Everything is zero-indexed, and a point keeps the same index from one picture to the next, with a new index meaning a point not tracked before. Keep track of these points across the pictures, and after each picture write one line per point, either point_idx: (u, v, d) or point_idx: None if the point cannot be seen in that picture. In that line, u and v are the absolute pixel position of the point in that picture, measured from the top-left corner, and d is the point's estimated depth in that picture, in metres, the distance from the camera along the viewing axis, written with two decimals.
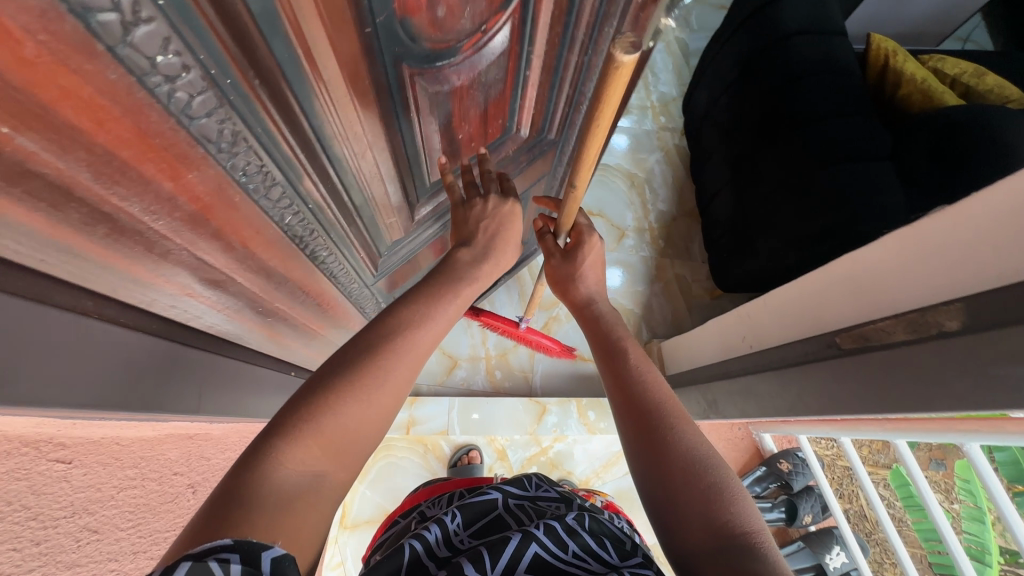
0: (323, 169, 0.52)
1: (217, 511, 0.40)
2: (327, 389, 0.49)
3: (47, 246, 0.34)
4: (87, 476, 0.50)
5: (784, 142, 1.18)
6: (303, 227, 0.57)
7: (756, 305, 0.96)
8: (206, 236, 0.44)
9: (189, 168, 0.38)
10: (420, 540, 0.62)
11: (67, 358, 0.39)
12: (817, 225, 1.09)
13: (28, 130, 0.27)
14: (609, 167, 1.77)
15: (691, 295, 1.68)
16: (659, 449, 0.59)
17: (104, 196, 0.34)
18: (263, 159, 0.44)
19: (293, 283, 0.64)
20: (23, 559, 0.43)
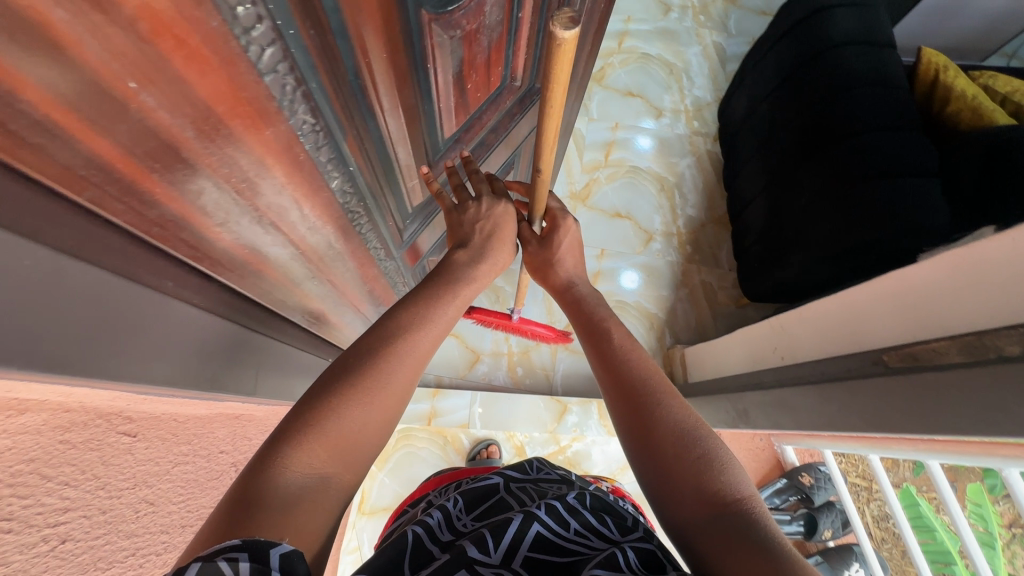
0: (361, 127, 0.50)
1: (235, 514, 0.41)
2: (326, 393, 0.50)
3: (154, 213, 0.36)
4: (148, 450, 0.52)
5: (825, 155, 1.17)
6: (343, 193, 0.55)
7: (793, 318, 0.95)
8: (273, 200, 0.45)
9: (268, 125, 0.39)
10: (421, 526, 0.58)
11: (153, 333, 0.41)
12: (855, 239, 1.08)
13: (147, 79, 0.28)
14: (639, 169, 1.76)
15: (716, 302, 1.67)
16: (648, 426, 0.60)
17: (200, 153, 0.35)
18: (316, 117, 0.43)
19: (343, 251, 0.65)
20: (90, 526, 0.45)
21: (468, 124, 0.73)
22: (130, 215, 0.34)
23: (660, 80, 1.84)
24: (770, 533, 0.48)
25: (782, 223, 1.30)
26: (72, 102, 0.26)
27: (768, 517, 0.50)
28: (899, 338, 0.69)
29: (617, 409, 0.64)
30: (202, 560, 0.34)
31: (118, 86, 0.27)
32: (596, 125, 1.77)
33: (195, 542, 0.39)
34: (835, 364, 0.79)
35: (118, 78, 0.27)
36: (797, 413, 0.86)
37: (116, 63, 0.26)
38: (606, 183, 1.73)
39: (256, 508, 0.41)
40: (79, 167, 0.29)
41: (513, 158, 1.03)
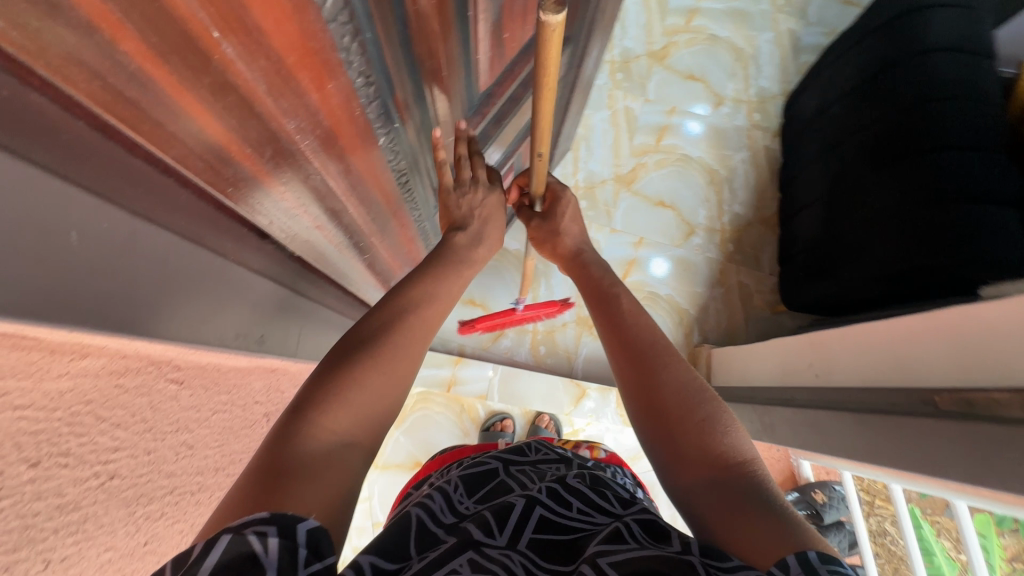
0: (408, 79, 0.47)
1: (266, 480, 0.41)
2: (339, 367, 0.51)
3: (230, 172, 0.34)
4: (191, 397, 0.53)
5: (899, 165, 1.10)
6: (390, 149, 0.53)
7: (835, 335, 0.91)
8: (333, 158, 0.43)
9: (331, 79, 0.36)
10: (422, 507, 0.56)
11: (203, 296, 0.40)
12: (921, 263, 1.03)
13: (229, 34, 0.26)
14: (690, 159, 1.70)
15: (751, 304, 1.64)
16: (653, 392, 0.60)
17: (273, 112, 0.33)
18: (369, 70, 0.40)
19: (385, 215, 0.64)
20: (135, 465, 0.47)
21: (502, 77, 0.68)
22: (207, 173, 0.33)
23: (725, 66, 1.74)
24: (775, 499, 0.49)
25: (837, 232, 1.26)
26: (162, 54, 0.24)
27: (772, 483, 0.52)
28: (954, 381, 0.65)
29: (623, 375, 0.64)
30: (232, 533, 0.36)
31: (204, 37, 0.25)
32: (652, 107, 1.69)
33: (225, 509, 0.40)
34: (880, 397, 0.75)
35: (204, 27, 0.25)
36: (828, 437, 0.84)
37: (203, 12, 0.24)
38: (654, 169, 1.68)
39: (286, 477, 0.42)
40: (163, 123, 0.28)
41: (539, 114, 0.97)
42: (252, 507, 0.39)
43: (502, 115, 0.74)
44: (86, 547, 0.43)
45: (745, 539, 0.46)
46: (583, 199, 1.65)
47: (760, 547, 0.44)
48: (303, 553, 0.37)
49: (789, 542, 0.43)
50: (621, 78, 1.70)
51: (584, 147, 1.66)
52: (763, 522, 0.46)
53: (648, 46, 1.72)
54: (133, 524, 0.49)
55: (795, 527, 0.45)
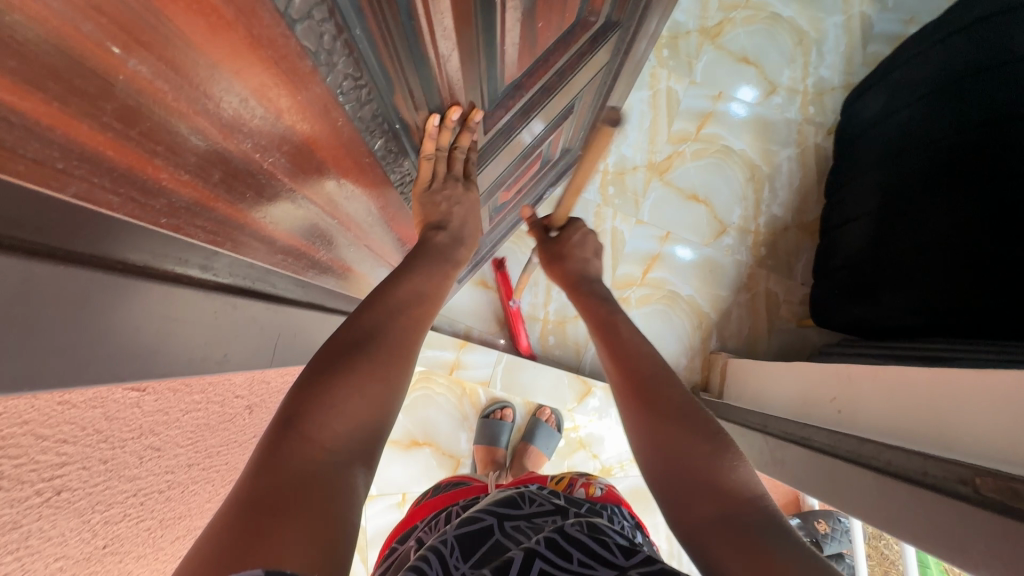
0: (412, 78, 0.40)
1: (253, 512, 0.35)
2: (325, 374, 0.43)
3: (163, 203, 0.28)
4: (157, 402, 0.50)
5: (969, 187, 0.99)
6: (387, 157, 0.47)
7: (867, 375, 0.87)
8: (309, 172, 0.37)
9: (299, 88, 0.30)
10: (418, 572, 0.52)
11: (170, 327, 0.35)
12: (971, 303, 0.96)
13: (141, 50, 0.20)
14: (731, 151, 1.57)
15: (777, 315, 1.55)
16: (661, 433, 0.55)
17: (219, 131, 0.27)
18: (360, 71, 0.34)
19: (384, 218, 0.58)
20: (90, 476, 0.44)
21: (533, 67, 0.58)
22: (131, 208, 0.27)
23: (784, 49, 1.58)
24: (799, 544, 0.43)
25: (887, 254, 1.16)
26: (40, 85, 0.18)
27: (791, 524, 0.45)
28: (978, 456, 0.62)
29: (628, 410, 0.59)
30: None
31: (98, 53, 0.19)
32: (697, 90, 1.56)
33: (202, 553, 0.32)
34: (911, 460, 0.69)
35: (97, 44, 0.18)
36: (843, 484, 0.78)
37: (94, 27, 0.18)
38: (690, 160, 1.56)
39: (273, 512, 0.35)
40: (56, 160, 0.21)
41: (575, 101, 0.84)
42: (227, 550, 0.32)
43: (531, 107, 0.65)
44: (31, 562, 0.40)
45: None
46: (611, 185, 1.54)
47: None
48: None
49: None
50: (667, 55, 1.55)
51: (618, 128, 1.54)
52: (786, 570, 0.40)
53: (701, 21, 1.56)
54: (89, 530, 0.46)
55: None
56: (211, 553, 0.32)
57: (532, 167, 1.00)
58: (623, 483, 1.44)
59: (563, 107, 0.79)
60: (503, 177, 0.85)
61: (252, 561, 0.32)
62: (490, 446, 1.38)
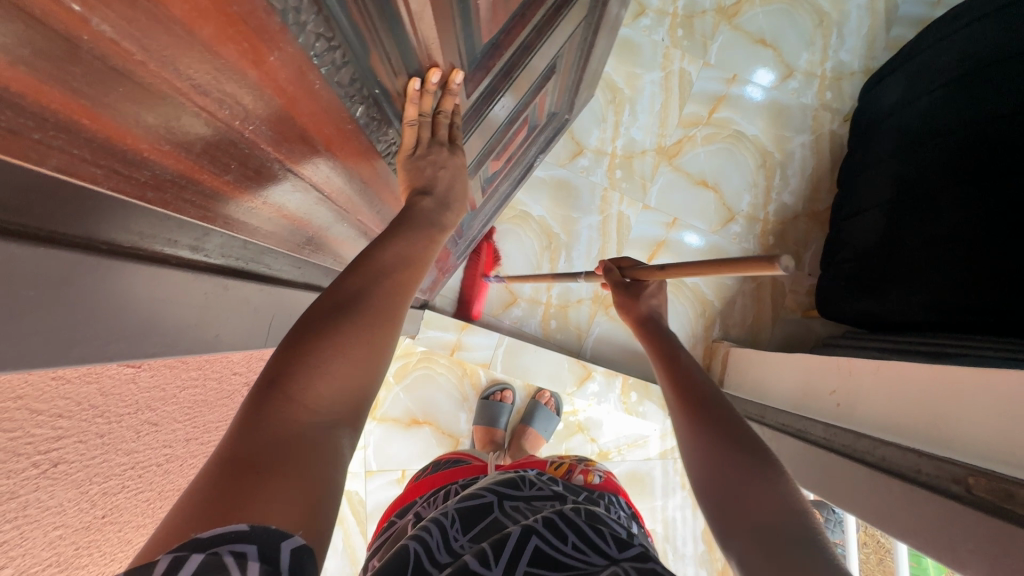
0: (387, 37, 0.39)
1: (237, 469, 0.35)
2: (312, 336, 0.43)
3: (146, 174, 0.28)
4: (152, 377, 0.52)
5: (987, 179, 0.97)
6: (370, 125, 0.46)
7: (868, 369, 0.86)
8: (292, 141, 0.36)
9: (270, 49, 0.29)
10: (419, 541, 0.55)
11: (157, 306, 0.36)
12: (976, 299, 0.95)
13: (102, 8, 0.19)
14: (743, 136, 1.54)
15: (783, 306, 1.54)
16: (708, 448, 0.57)
17: (194, 98, 0.27)
18: (332, 31, 0.33)
19: (373, 192, 0.57)
20: (87, 449, 0.45)
21: (510, 23, 0.59)
22: (114, 180, 0.27)
23: (804, 31, 1.53)
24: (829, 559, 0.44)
25: (899, 247, 1.14)
26: (5, 51, 0.18)
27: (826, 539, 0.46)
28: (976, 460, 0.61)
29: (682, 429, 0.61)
30: (204, 551, 0.30)
31: (57, 12, 0.18)
32: (710, 72, 1.52)
33: (180, 504, 0.33)
34: (905, 456, 0.71)
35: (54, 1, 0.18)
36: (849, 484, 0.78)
37: None
38: (700, 144, 1.53)
39: (255, 471, 0.35)
40: (31, 130, 0.21)
41: (558, 60, 0.84)
42: (209, 506, 0.33)
43: (512, 68, 0.65)
44: (29, 530, 0.40)
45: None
46: (619, 168, 1.52)
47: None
48: None
49: None
50: (681, 35, 1.51)
51: (627, 110, 1.51)
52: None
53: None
54: (88, 501, 0.47)
55: None
56: (192, 507, 0.33)
57: (520, 133, 0.99)
58: (620, 467, 1.45)
59: (544, 67, 0.79)
60: (491, 145, 0.84)
61: (234, 520, 0.32)
62: (489, 426, 1.40)
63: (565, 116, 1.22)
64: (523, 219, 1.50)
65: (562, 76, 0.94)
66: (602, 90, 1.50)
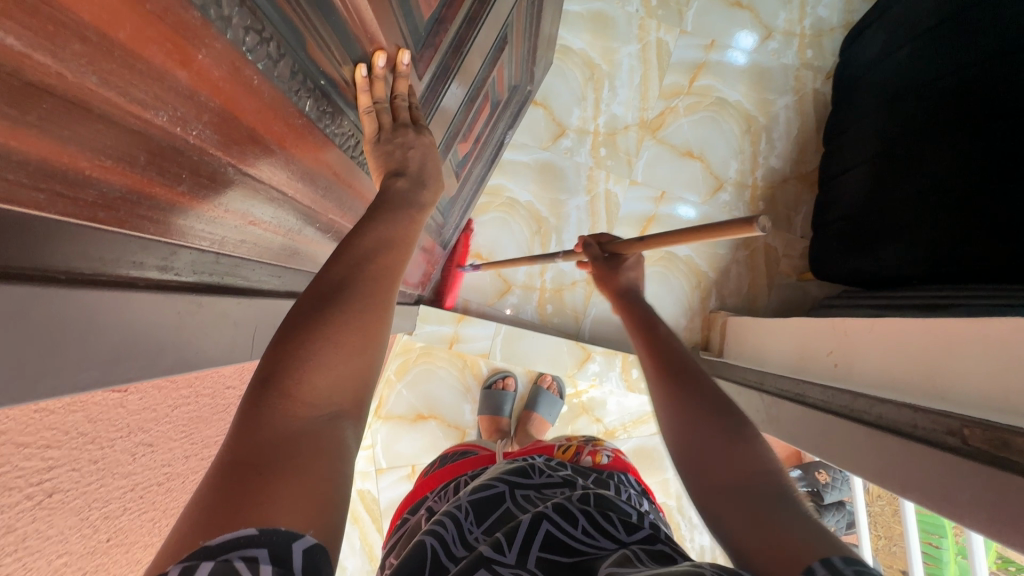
0: (322, 24, 0.39)
1: (235, 475, 0.35)
2: (299, 329, 0.42)
3: (93, 193, 0.29)
4: (142, 400, 0.51)
5: (973, 125, 0.96)
6: (323, 118, 0.46)
7: (864, 327, 0.87)
8: (238, 141, 0.36)
9: (197, 47, 0.28)
10: (435, 537, 0.56)
11: (133, 329, 0.36)
12: (963, 247, 0.96)
13: (8, 22, 0.19)
14: (726, 103, 1.52)
15: (777, 269, 1.53)
16: (680, 408, 0.58)
17: (125, 108, 0.26)
18: (262, 23, 0.32)
19: (339, 188, 0.57)
20: (82, 476, 0.45)
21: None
22: (57, 202, 0.27)
23: None
24: (798, 507, 0.46)
25: (886, 202, 1.14)
26: None
27: (799, 494, 0.48)
28: (976, 411, 0.61)
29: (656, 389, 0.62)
30: (213, 558, 0.30)
31: None
32: (688, 40, 1.50)
33: (184, 514, 0.33)
34: (901, 413, 0.71)
35: None
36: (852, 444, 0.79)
37: None
38: (683, 114, 1.51)
39: (258, 472, 0.35)
40: None
41: (507, 31, 0.86)
42: (212, 513, 0.33)
43: (461, 43, 0.67)
44: (31, 561, 0.41)
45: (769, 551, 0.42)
46: (603, 147, 1.50)
47: (781, 564, 0.41)
48: None
49: (816, 538, 0.41)
50: (656, 4, 1.49)
51: (606, 85, 1.49)
52: (788, 533, 0.42)
53: None
54: (90, 526, 0.47)
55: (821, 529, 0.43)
56: (198, 513, 0.33)
57: (483, 112, 0.99)
58: (627, 444, 1.46)
59: (492, 42, 0.80)
60: (456, 127, 0.85)
61: (240, 523, 0.32)
62: (494, 415, 1.41)
63: (527, 87, 1.24)
64: (511, 205, 1.49)
65: (514, 48, 0.96)
66: (579, 68, 1.48)
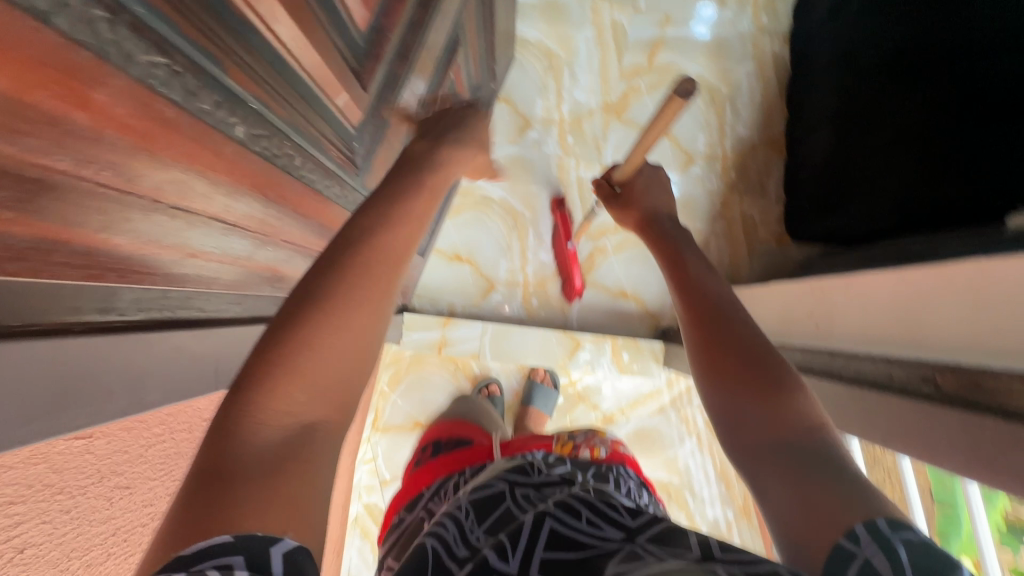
0: (244, 49, 0.38)
1: (203, 491, 0.34)
2: (278, 333, 0.39)
3: None
4: (111, 443, 0.51)
5: (937, 69, 0.98)
6: (260, 142, 0.45)
7: (838, 285, 0.87)
8: (160, 176, 0.35)
9: (94, 87, 0.27)
10: (437, 539, 0.57)
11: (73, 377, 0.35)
12: (935, 194, 0.96)
13: None
14: (687, 77, 1.51)
15: (756, 238, 1.54)
16: (720, 361, 0.54)
17: (18, 156, 0.25)
18: (172, 57, 0.32)
19: (288, 209, 0.56)
20: (56, 529, 0.44)
21: (388, 5, 0.58)
22: None
23: None
24: (844, 471, 0.45)
25: (851, 156, 1.13)
26: None
27: (843, 456, 0.46)
28: (947, 357, 0.62)
29: (694, 340, 0.58)
30: (186, 569, 0.30)
31: None
32: (643, 18, 1.49)
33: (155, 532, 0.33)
34: (877, 367, 0.74)
35: None
36: (834, 403, 0.79)
37: None
38: (646, 93, 1.50)
39: (226, 484, 0.34)
40: None
41: (458, 31, 0.85)
42: (183, 528, 0.32)
43: (408, 49, 0.66)
44: None
45: (802, 519, 0.43)
46: (569, 134, 1.50)
47: (819, 526, 0.42)
48: None
49: (855, 514, 0.41)
50: None
51: (566, 72, 1.48)
52: (826, 495, 0.43)
53: None
54: None
55: (863, 501, 0.42)
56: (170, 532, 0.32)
57: None
58: (626, 428, 1.47)
59: (441, 44, 0.79)
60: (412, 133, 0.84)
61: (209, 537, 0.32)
62: None
63: (489, 84, 1.23)
64: (485, 204, 1.47)
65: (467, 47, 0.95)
66: (537, 58, 1.47)
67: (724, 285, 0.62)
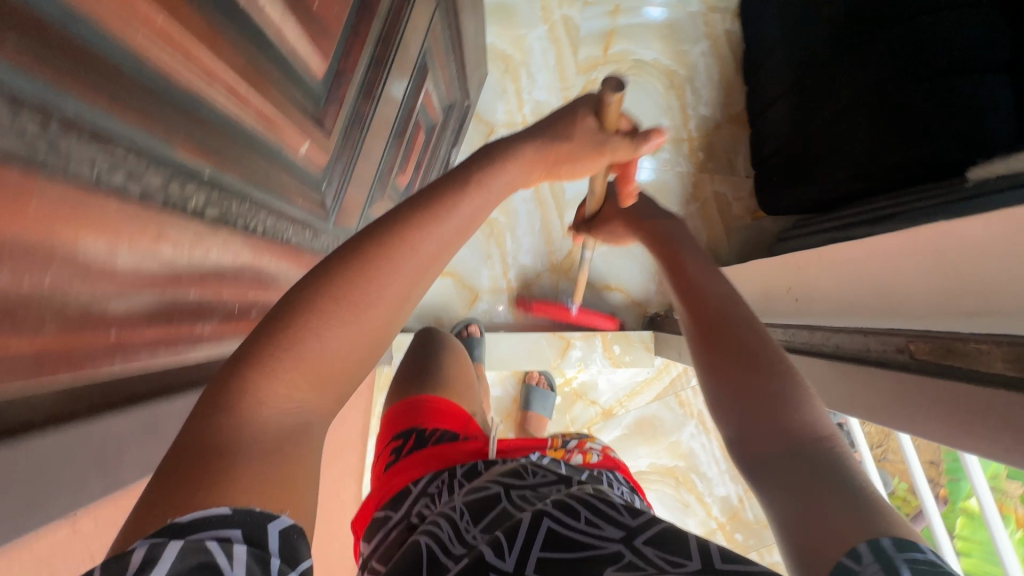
0: (193, 124, 0.38)
1: (185, 462, 0.33)
2: (289, 315, 0.39)
3: None
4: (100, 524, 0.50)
5: (880, 36, 0.98)
6: (219, 207, 0.45)
7: (813, 259, 0.88)
8: (113, 266, 0.35)
9: (27, 199, 0.27)
10: (430, 536, 0.56)
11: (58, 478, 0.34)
12: (893, 157, 0.97)
13: None
14: (645, 64, 1.51)
15: (730, 215, 1.55)
16: (731, 370, 0.57)
17: None
18: (112, 150, 0.32)
19: (252, 263, 0.55)
20: None
21: (345, 49, 0.57)
22: None
23: None
24: (850, 478, 0.46)
25: (814, 130, 1.15)
26: None
27: (850, 464, 0.48)
28: (921, 325, 0.63)
29: (704, 350, 0.61)
30: (181, 538, 0.29)
31: None
32: (593, 11, 1.49)
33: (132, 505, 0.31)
34: (854, 339, 0.74)
35: None
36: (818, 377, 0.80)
37: None
38: None
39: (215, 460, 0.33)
40: None
41: (425, 56, 0.84)
42: (162, 501, 0.31)
43: (371, 85, 0.66)
44: None
45: (807, 523, 0.44)
46: None
47: (823, 538, 0.42)
48: (276, 563, 0.31)
49: (864, 521, 0.42)
50: None
51: (524, 74, 1.48)
52: (830, 503, 0.44)
53: None
54: None
55: (871, 508, 0.43)
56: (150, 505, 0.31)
57: (417, 139, 0.98)
58: (626, 419, 1.48)
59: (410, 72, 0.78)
60: (384, 162, 0.84)
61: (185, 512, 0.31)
62: None
63: (465, 101, 1.23)
64: None
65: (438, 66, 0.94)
66: (493, 63, 1.47)
67: (737, 299, 0.64)
